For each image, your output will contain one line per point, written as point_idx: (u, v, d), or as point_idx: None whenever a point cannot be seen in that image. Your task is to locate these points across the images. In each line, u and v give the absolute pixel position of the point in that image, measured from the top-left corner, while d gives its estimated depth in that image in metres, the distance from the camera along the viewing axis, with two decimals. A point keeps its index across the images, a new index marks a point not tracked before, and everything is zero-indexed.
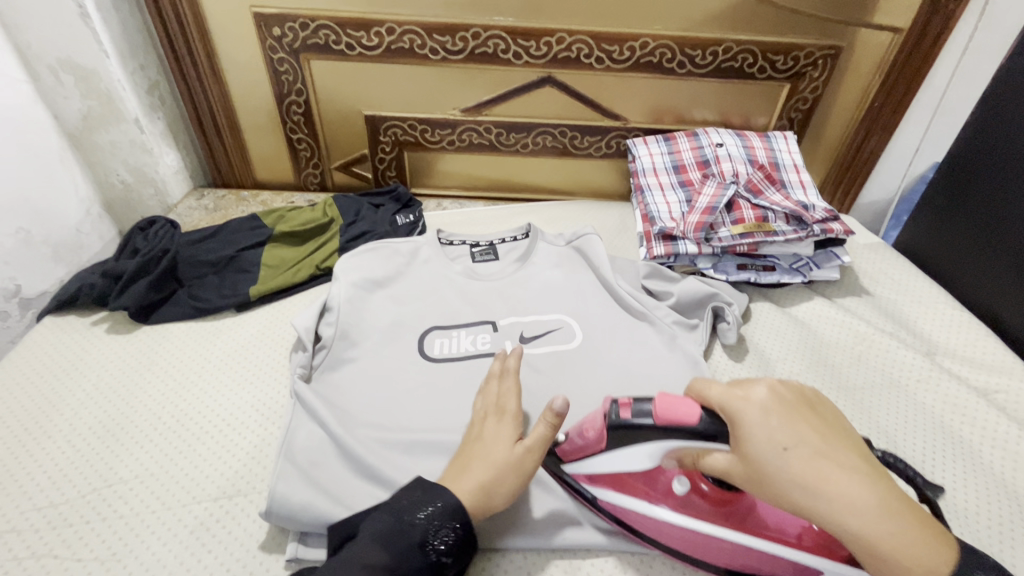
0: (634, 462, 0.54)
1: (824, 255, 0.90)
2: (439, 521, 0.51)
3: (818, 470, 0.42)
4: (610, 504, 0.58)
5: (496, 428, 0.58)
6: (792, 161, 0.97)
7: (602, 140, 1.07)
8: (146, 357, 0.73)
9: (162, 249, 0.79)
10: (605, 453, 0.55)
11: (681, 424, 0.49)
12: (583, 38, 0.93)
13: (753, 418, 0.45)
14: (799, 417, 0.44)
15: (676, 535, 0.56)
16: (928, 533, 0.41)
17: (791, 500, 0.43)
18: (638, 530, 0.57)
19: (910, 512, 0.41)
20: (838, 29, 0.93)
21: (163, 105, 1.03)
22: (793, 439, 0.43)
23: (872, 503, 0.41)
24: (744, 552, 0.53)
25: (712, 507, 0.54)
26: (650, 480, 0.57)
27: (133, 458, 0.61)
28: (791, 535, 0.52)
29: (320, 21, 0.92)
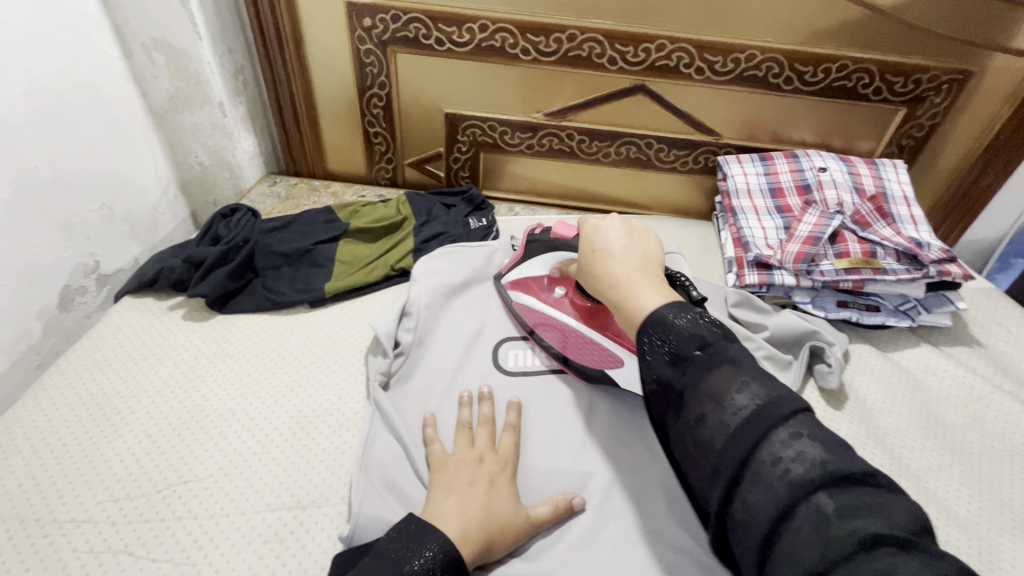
0: (538, 267, 0.73)
1: (935, 298, 0.82)
2: (433, 569, 0.45)
3: (603, 254, 0.55)
4: (516, 302, 0.74)
5: (499, 479, 0.55)
6: (903, 193, 0.89)
7: (689, 156, 1.01)
8: (221, 348, 0.72)
9: (242, 239, 0.78)
10: (522, 261, 0.75)
11: (564, 236, 0.74)
12: (686, 46, 0.88)
13: (587, 228, 0.60)
14: (617, 233, 0.58)
15: (547, 323, 0.71)
16: (668, 294, 0.49)
17: (586, 270, 0.57)
18: (529, 320, 0.73)
19: (663, 287, 0.50)
20: (971, 52, 0.85)
21: (246, 90, 1.01)
22: (603, 241, 0.57)
23: (632, 278, 0.52)
24: (595, 349, 0.68)
25: (583, 313, 0.69)
26: (549, 287, 0.72)
27: (207, 456, 0.59)
28: (628, 338, 0.66)
29: (412, 14, 0.89)
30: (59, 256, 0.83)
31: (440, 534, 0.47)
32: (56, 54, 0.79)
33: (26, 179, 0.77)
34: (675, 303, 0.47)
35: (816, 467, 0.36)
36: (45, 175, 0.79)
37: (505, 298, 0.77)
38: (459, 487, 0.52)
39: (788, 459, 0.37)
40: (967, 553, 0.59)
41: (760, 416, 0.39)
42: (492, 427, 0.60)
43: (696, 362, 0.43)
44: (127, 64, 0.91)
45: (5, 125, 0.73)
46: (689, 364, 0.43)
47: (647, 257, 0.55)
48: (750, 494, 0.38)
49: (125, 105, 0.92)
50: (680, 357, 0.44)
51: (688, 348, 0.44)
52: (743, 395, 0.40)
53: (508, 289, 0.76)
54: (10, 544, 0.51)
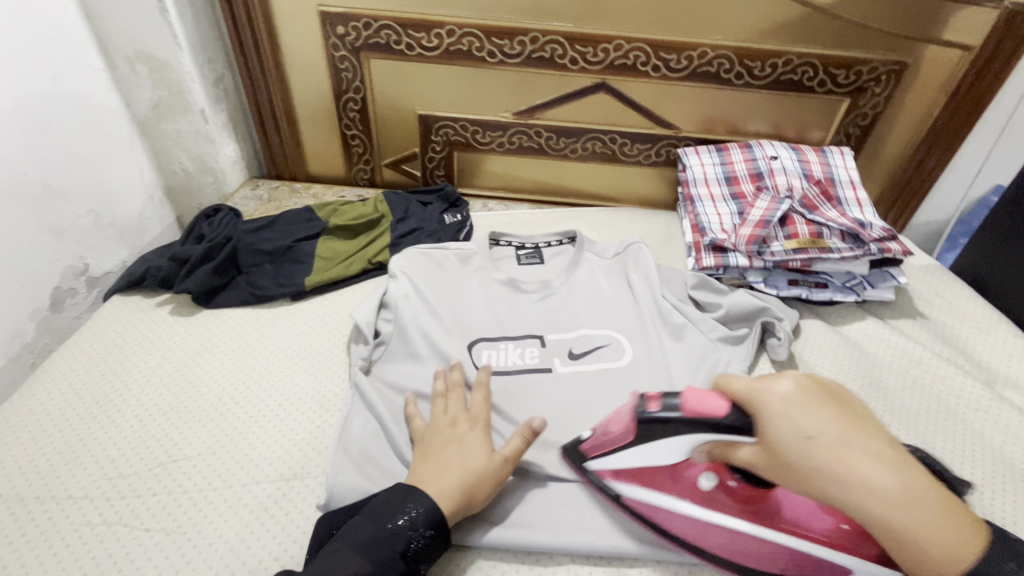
0: (665, 458, 0.56)
1: (879, 275, 0.88)
2: (415, 526, 0.52)
3: (841, 453, 0.45)
4: (633, 498, 0.59)
5: (470, 435, 0.60)
6: (849, 178, 0.95)
7: (651, 149, 1.07)
8: (207, 340, 0.76)
9: (225, 237, 0.82)
10: (629, 449, 0.57)
11: (705, 416, 0.52)
12: (641, 45, 0.93)
13: (777, 405, 0.49)
14: (826, 406, 0.48)
15: (690, 525, 0.57)
16: (954, 517, 0.44)
17: (824, 488, 0.46)
18: (658, 521, 0.58)
19: (936, 498, 0.44)
20: (905, 44, 0.91)
21: (227, 97, 1.05)
22: (815, 425, 0.47)
23: (907, 497, 0.44)
24: (759, 545, 0.55)
25: (738, 502, 0.57)
26: (676, 474, 0.58)
27: (194, 437, 0.63)
28: (803, 526, 0.55)
29: (383, 22, 0.94)
30: (50, 260, 0.87)
31: (424, 493, 0.54)
32: (41, 66, 0.83)
33: (16, 186, 0.81)
34: (988, 540, 0.43)
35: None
36: (34, 182, 0.83)
37: (605, 490, 0.60)
38: (436, 453, 0.58)
39: None
40: None
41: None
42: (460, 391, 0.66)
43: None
44: (111, 75, 0.95)
45: None
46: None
47: (887, 445, 0.47)
48: None
49: (110, 114, 0.96)
50: (977, 574, 0.42)
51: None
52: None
53: (611, 479, 0.60)
54: (11, 518, 0.55)
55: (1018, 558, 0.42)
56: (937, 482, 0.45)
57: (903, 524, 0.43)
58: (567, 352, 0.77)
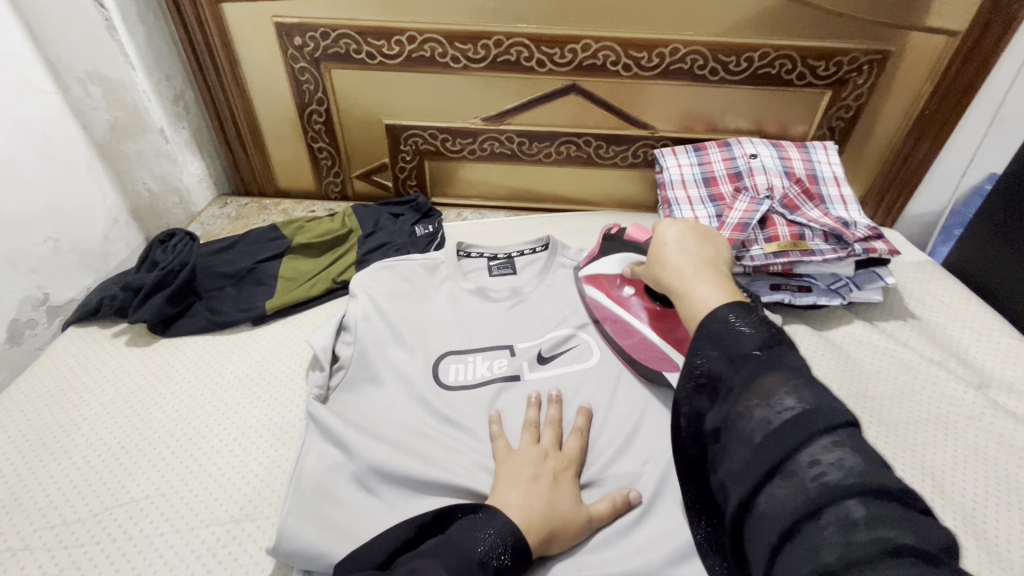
0: (611, 265, 0.78)
1: (865, 275, 0.84)
2: (495, 546, 0.50)
3: (671, 248, 0.58)
4: (591, 297, 0.78)
5: (564, 481, 0.58)
6: (832, 174, 0.91)
7: (628, 150, 1.03)
8: (163, 371, 0.73)
9: (180, 262, 0.79)
10: (599, 260, 0.80)
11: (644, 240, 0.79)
12: (610, 44, 0.89)
13: (662, 229, 0.61)
14: (687, 231, 0.60)
15: (616, 321, 0.75)
16: (729, 293, 0.51)
17: (654, 272, 0.59)
18: (597, 314, 0.77)
19: (729, 287, 0.52)
20: (887, 32, 0.87)
21: (187, 114, 1.05)
22: (669, 235, 0.60)
23: (695, 270, 0.54)
24: (654, 348, 0.71)
25: (653, 316, 0.73)
26: (623, 287, 0.76)
27: (144, 477, 0.61)
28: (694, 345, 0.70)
29: (341, 31, 0.91)
30: (5, 291, 0.84)
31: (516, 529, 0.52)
32: None
33: None
34: (739, 304, 0.49)
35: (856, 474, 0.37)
36: None
37: (580, 290, 0.81)
38: (523, 482, 0.56)
39: (825, 463, 0.38)
40: None
41: (804, 418, 0.40)
42: (557, 428, 0.64)
43: (753, 361, 0.44)
44: (63, 98, 0.89)
45: None
46: (744, 359, 0.45)
47: (715, 260, 0.56)
48: (779, 490, 0.39)
49: None
50: (738, 354, 0.45)
51: (748, 349, 0.45)
52: (790, 396, 0.42)
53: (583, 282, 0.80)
54: None
55: (762, 344, 0.45)
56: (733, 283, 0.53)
57: (696, 300, 0.51)
58: (536, 355, 0.74)
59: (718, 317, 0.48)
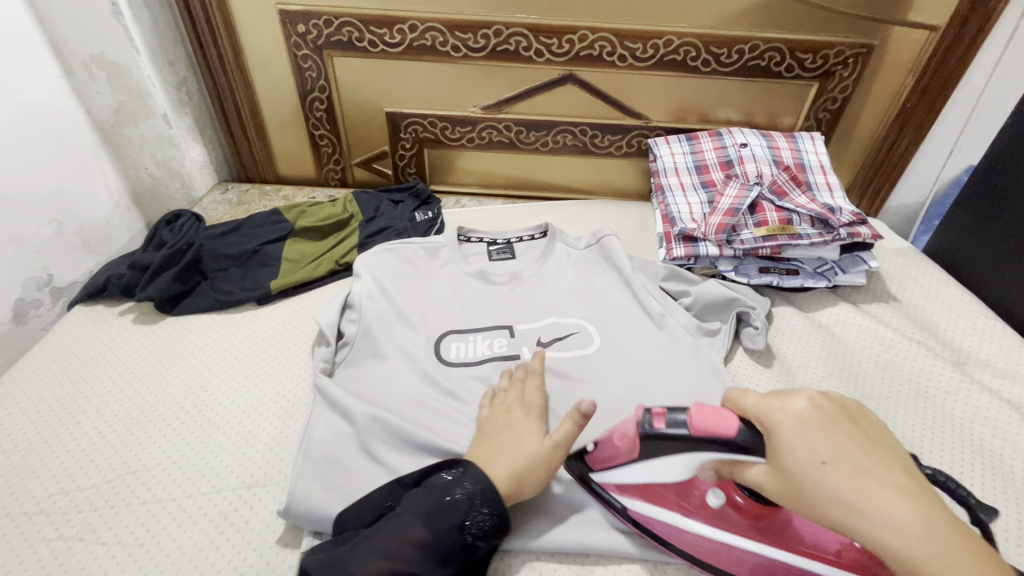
0: (672, 472, 0.54)
1: (850, 260, 0.87)
2: (471, 500, 0.52)
3: (856, 480, 0.42)
4: (642, 513, 0.57)
5: (524, 422, 0.60)
6: (819, 163, 0.94)
7: (623, 140, 1.06)
8: (170, 348, 0.75)
9: (186, 243, 0.80)
10: (640, 462, 0.54)
11: (716, 435, 0.49)
12: (606, 35, 0.92)
13: (790, 431, 0.45)
14: (835, 433, 0.44)
15: (702, 544, 0.55)
16: (975, 557, 0.39)
17: (843, 526, 0.42)
18: (667, 539, 0.56)
19: (968, 541, 0.39)
20: (871, 26, 0.90)
21: (190, 101, 1.04)
22: (829, 454, 0.43)
23: (924, 529, 0.39)
24: (783, 574, 0.52)
25: (749, 523, 0.54)
26: (684, 490, 0.57)
27: (155, 446, 0.63)
28: (821, 549, 0.51)
29: (344, 19, 0.93)
30: (10, 271, 0.85)
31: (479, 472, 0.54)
32: None
33: None
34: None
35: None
36: None
37: (615, 509, 0.58)
38: (489, 437, 0.59)
39: None
40: None
41: None
42: (519, 381, 0.66)
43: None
44: (67, 81, 0.93)
45: None
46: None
47: (907, 477, 0.43)
48: None
49: (70, 123, 0.94)
50: None
51: None
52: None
53: (620, 497, 0.58)
54: None
55: None
56: (947, 510, 0.41)
57: (943, 574, 0.38)
58: (536, 340, 0.77)
59: None
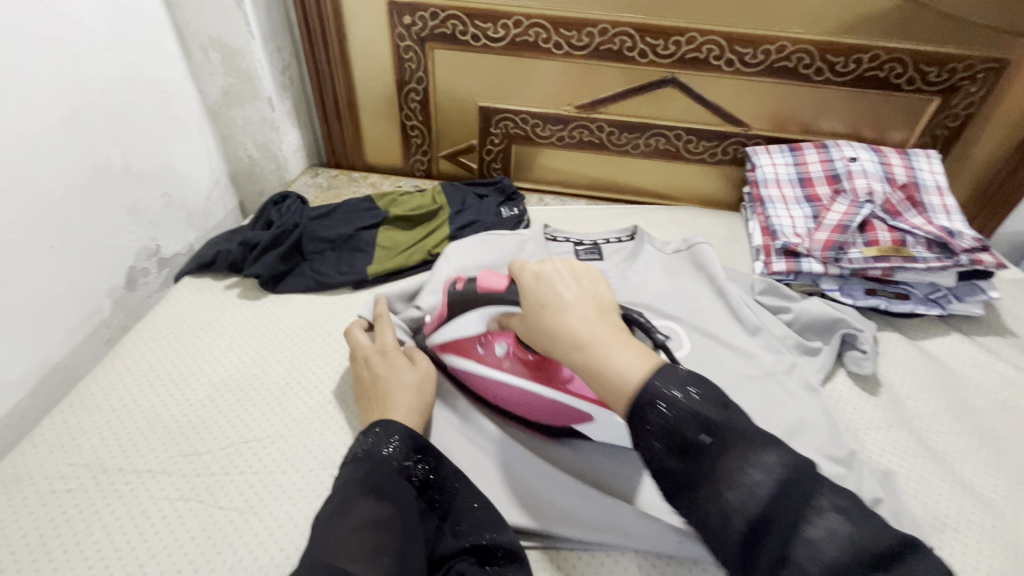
0: (469, 327, 0.65)
1: (966, 288, 0.82)
2: (404, 452, 0.53)
3: (558, 313, 0.46)
4: (461, 368, 0.68)
5: (390, 360, 0.65)
6: (936, 183, 0.89)
7: (718, 146, 1.03)
8: (275, 324, 0.78)
9: (292, 223, 0.84)
10: (450, 320, 0.66)
11: (493, 291, 0.60)
12: (716, 38, 0.90)
13: (526, 276, 0.50)
14: (566, 278, 0.49)
15: (496, 387, 0.66)
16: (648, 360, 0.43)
17: (549, 343, 0.47)
18: (474, 383, 0.68)
19: (630, 341, 0.44)
20: (1008, 40, 0.84)
21: (291, 86, 1.07)
22: (554, 292, 0.48)
23: (596, 336, 0.44)
24: (548, 403, 0.63)
25: (530, 367, 0.64)
26: (485, 346, 0.66)
27: (264, 419, 0.65)
28: (575, 388, 0.63)
29: (450, 12, 0.94)
30: (126, 240, 0.90)
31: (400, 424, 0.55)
32: (124, 52, 0.85)
33: (98, 167, 0.84)
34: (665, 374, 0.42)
35: (847, 549, 0.35)
36: (115, 164, 0.86)
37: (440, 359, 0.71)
38: (378, 392, 0.62)
39: (819, 542, 0.35)
40: (994, 532, 0.60)
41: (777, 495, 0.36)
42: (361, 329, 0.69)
43: (704, 449, 0.39)
44: (185, 62, 0.98)
45: (82, 119, 0.80)
46: (697, 455, 0.39)
47: (611, 307, 0.48)
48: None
49: (184, 101, 0.99)
50: (687, 444, 0.39)
51: (690, 434, 0.39)
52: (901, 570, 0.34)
53: (442, 352, 0.70)
54: (98, 488, 0.58)
55: (707, 425, 0.39)
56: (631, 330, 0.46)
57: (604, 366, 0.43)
58: None
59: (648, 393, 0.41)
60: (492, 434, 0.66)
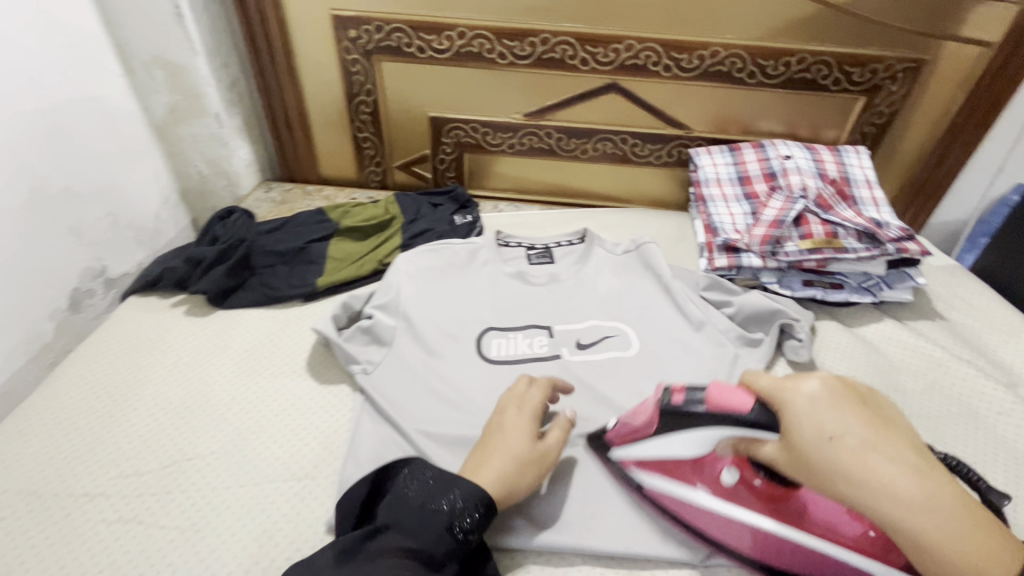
0: (682, 446, 0.56)
1: (896, 275, 0.87)
2: (454, 508, 0.52)
3: (866, 458, 0.42)
4: (656, 489, 0.60)
5: (514, 420, 0.59)
6: (865, 177, 0.94)
7: (663, 149, 1.06)
8: (222, 340, 0.77)
9: (238, 238, 0.83)
10: (650, 437, 0.58)
11: (730, 409, 0.51)
12: (652, 45, 0.93)
13: (798, 398, 0.46)
14: (848, 404, 0.45)
15: (727, 526, 0.58)
16: (987, 537, 0.40)
17: (853, 502, 0.43)
18: (680, 512, 0.59)
19: (973, 516, 0.40)
20: (922, 42, 0.90)
21: (241, 101, 1.07)
22: (836, 423, 0.44)
23: (915, 507, 0.40)
24: (791, 545, 0.55)
25: (761, 498, 0.56)
26: (699, 468, 0.60)
27: (208, 436, 0.64)
28: (825, 515, 0.55)
29: (394, 25, 0.95)
30: (68, 261, 0.88)
31: (467, 483, 0.53)
32: (61, 73, 0.84)
33: (36, 187, 0.82)
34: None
35: None
36: (54, 186, 0.85)
37: (612, 467, 0.63)
38: (486, 445, 0.58)
39: None
40: None
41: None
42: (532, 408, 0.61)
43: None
44: (129, 81, 0.96)
45: (16, 140, 0.79)
46: None
47: (920, 455, 0.43)
48: None
49: (127, 120, 0.97)
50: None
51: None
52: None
53: (631, 467, 0.62)
54: (30, 514, 0.56)
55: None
56: (949, 476, 0.42)
57: (886, 515, 0.41)
58: (576, 342, 0.80)
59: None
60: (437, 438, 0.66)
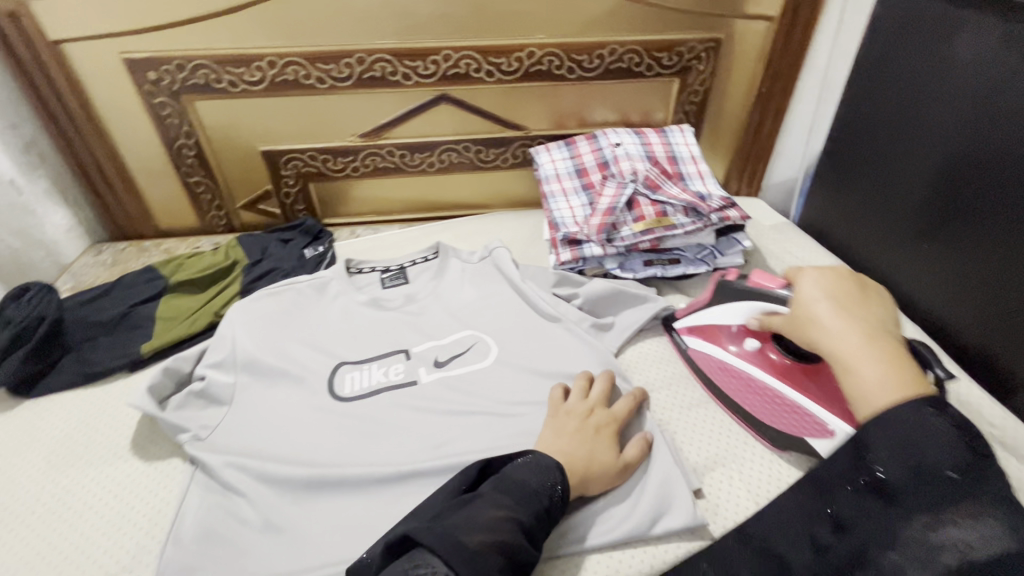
0: (724, 315, 0.74)
1: (726, 242, 0.91)
2: (553, 483, 0.55)
3: (832, 314, 0.61)
4: (697, 350, 0.77)
5: (603, 433, 0.63)
6: (690, 153, 0.99)
7: (506, 151, 1.07)
8: (28, 433, 0.70)
9: (36, 316, 0.75)
10: (706, 306, 0.76)
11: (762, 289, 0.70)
12: (469, 53, 0.93)
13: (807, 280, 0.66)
14: (839, 294, 0.63)
15: (728, 376, 0.72)
16: (906, 383, 0.54)
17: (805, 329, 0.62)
18: (705, 367, 0.75)
19: (898, 369, 0.55)
20: (715, 22, 0.96)
21: (44, 162, 0.96)
22: (814, 294, 0.63)
23: (858, 349, 0.57)
24: (786, 407, 0.67)
25: (773, 366, 0.70)
26: (733, 337, 0.74)
27: (8, 547, 0.59)
28: (838, 403, 0.64)
29: (196, 62, 0.90)
30: None
31: (557, 466, 0.57)
32: None
33: None
34: (923, 402, 0.52)
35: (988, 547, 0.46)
36: None
37: (680, 342, 0.80)
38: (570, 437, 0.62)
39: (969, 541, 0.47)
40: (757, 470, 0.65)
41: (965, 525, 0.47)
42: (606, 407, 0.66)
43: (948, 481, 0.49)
44: None
45: None
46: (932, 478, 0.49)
47: (876, 326, 0.60)
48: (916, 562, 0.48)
49: None
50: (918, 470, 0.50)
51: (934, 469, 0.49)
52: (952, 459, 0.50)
53: (686, 333, 0.79)
54: None
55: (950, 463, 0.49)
56: (898, 351, 0.57)
57: (833, 350, 0.59)
58: (433, 360, 0.77)
59: (899, 419, 0.51)
60: (271, 496, 0.62)
